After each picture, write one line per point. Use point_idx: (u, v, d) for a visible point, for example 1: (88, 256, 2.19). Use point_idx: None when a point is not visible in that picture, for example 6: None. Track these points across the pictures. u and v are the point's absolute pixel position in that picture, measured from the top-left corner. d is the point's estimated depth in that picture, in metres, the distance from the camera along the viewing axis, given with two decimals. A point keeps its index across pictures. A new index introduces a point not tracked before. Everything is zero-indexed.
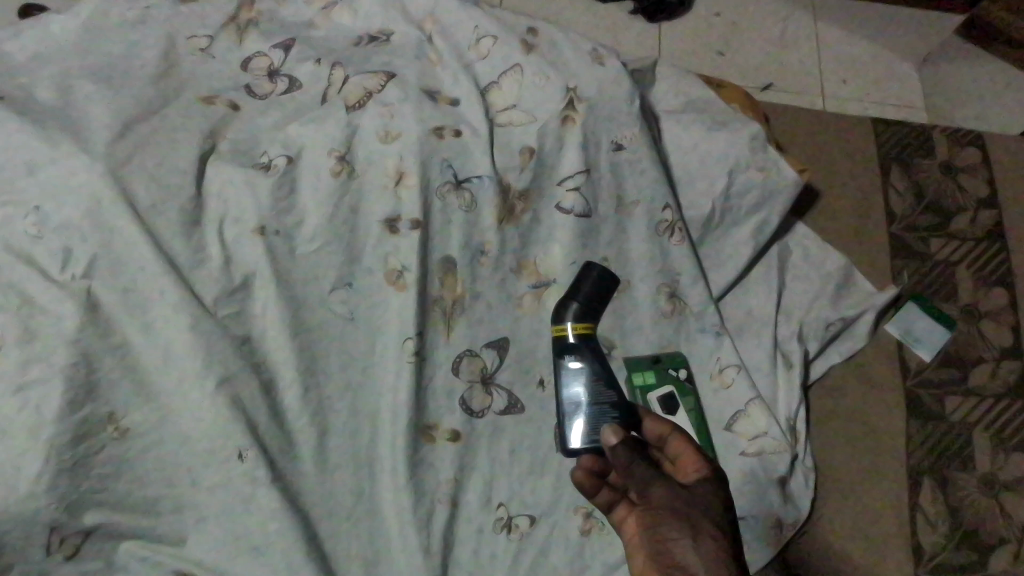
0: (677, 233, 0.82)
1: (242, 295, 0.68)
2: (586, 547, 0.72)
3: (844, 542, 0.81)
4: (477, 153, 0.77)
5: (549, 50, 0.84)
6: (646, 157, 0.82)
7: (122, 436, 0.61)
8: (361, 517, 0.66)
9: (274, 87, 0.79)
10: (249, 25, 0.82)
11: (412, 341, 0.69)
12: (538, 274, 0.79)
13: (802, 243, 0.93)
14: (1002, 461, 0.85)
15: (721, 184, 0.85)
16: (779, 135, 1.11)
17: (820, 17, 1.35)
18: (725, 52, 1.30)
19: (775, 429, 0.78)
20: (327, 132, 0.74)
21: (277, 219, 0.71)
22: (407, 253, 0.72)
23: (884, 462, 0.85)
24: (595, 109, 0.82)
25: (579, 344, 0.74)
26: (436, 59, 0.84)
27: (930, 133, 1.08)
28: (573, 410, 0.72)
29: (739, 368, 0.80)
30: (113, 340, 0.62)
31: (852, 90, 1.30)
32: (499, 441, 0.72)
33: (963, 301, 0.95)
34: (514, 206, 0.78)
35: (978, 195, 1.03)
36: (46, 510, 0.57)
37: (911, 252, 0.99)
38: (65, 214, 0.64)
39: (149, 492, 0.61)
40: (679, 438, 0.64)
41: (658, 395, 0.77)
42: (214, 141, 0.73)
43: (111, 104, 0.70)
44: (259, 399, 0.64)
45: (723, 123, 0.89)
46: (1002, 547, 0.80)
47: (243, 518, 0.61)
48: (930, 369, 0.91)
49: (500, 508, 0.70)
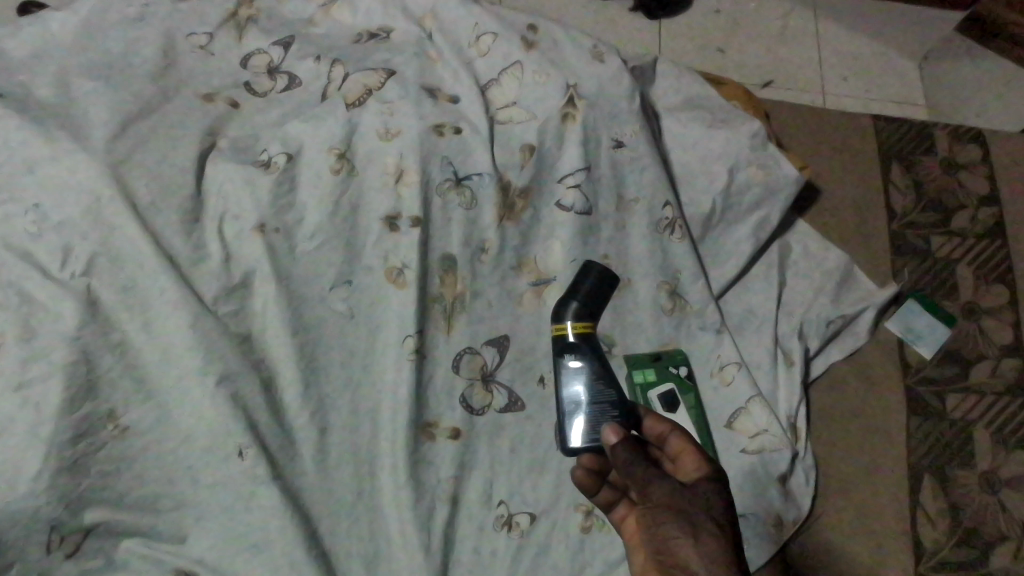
0: (678, 230, 0.82)
1: (242, 293, 0.68)
2: (587, 545, 0.72)
3: (845, 540, 0.80)
4: (477, 150, 0.77)
5: (549, 48, 0.84)
6: (647, 155, 0.82)
7: (123, 434, 0.61)
8: (361, 515, 0.66)
9: (274, 84, 0.79)
10: (249, 23, 0.82)
11: (412, 339, 0.70)
12: (538, 271, 0.78)
13: (802, 241, 0.93)
14: (1002, 459, 0.85)
15: (722, 181, 0.85)
16: (780, 133, 1.10)
17: (821, 13, 1.35)
18: (725, 49, 1.29)
19: (775, 426, 0.78)
20: (327, 129, 0.74)
21: (277, 217, 0.70)
22: (407, 250, 0.72)
23: (885, 460, 0.85)
24: (595, 107, 0.82)
25: (579, 343, 0.74)
26: (436, 56, 0.83)
27: (931, 129, 1.08)
28: (573, 409, 0.72)
29: (739, 365, 0.80)
30: (113, 338, 0.62)
31: (853, 87, 1.30)
32: (499, 438, 0.72)
33: (964, 298, 0.95)
34: (514, 203, 0.78)
35: (978, 192, 1.03)
36: (46, 508, 0.57)
37: (911, 250, 0.99)
38: (64, 212, 0.64)
39: (149, 490, 0.61)
40: (679, 437, 0.65)
41: (658, 393, 0.77)
42: (214, 138, 0.73)
43: (110, 102, 0.70)
44: (259, 397, 0.64)
45: (724, 121, 0.89)
46: (1002, 544, 0.80)
47: (243, 515, 0.61)
48: (930, 366, 0.91)
49: (500, 506, 0.70)
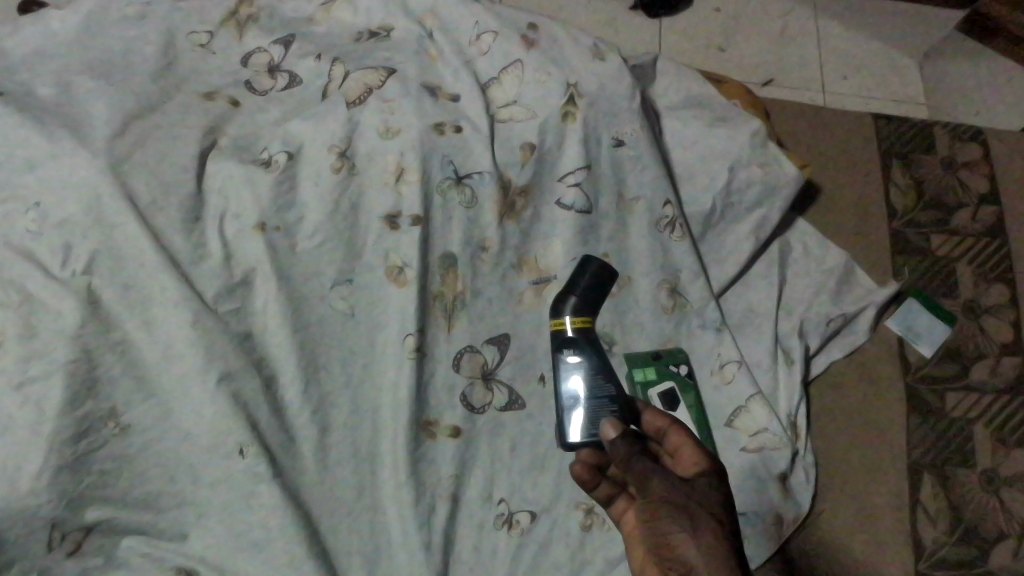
0: (678, 229, 0.82)
1: (242, 291, 0.68)
2: (587, 543, 0.72)
3: (845, 538, 0.81)
4: (477, 149, 0.77)
5: (549, 46, 0.84)
6: (647, 153, 0.82)
7: (123, 433, 0.61)
8: (362, 514, 0.66)
9: (275, 83, 0.79)
10: (249, 21, 0.82)
11: (412, 337, 0.70)
12: (539, 270, 0.79)
13: (802, 240, 0.93)
14: (1002, 458, 0.85)
15: (722, 180, 0.85)
16: (780, 131, 1.10)
17: (820, 11, 1.34)
18: (725, 47, 1.29)
19: (775, 424, 0.78)
20: (328, 128, 0.74)
21: (277, 215, 0.71)
22: (407, 249, 0.72)
23: (885, 458, 0.85)
24: (595, 105, 0.82)
25: (579, 337, 0.74)
26: (437, 54, 0.83)
27: (931, 128, 1.08)
28: (573, 403, 0.72)
29: (739, 364, 0.80)
30: (114, 336, 0.62)
31: (852, 85, 1.30)
32: (499, 437, 0.72)
33: (964, 297, 0.95)
34: (514, 202, 0.78)
35: (979, 190, 1.03)
36: (47, 506, 0.57)
37: (911, 249, 0.99)
38: (65, 210, 0.64)
39: (150, 487, 0.61)
40: (678, 431, 0.64)
41: (659, 391, 0.77)
42: (214, 137, 0.73)
43: (110, 100, 0.70)
44: (260, 395, 0.64)
45: (724, 119, 0.88)
46: (1003, 542, 0.80)
47: (243, 513, 0.61)
48: (930, 365, 0.91)
49: (501, 504, 0.71)
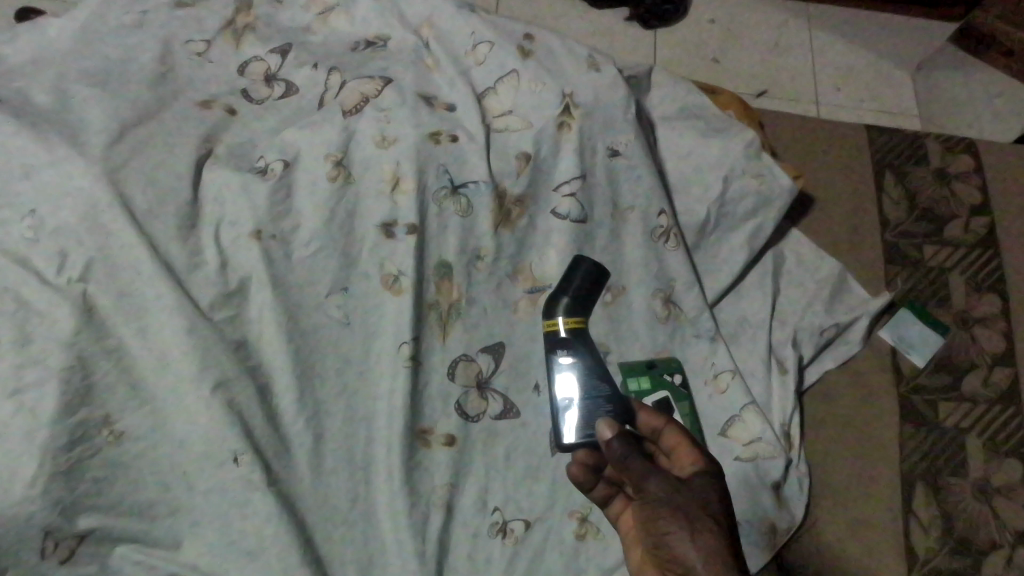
0: (672, 239, 0.82)
1: (239, 298, 0.68)
2: (581, 553, 0.72)
3: (838, 547, 0.81)
4: (473, 158, 0.78)
5: (545, 57, 0.85)
6: (642, 163, 0.83)
7: (117, 441, 0.61)
8: (356, 521, 0.66)
9: (272, 91, 0.79)
10: (246, 30, 0.83)
11: (407, 346, 0.70)
12: (533, 278, 0.79)
13: (795, 249, 0.94)
14: (995, 467, 0.86)
15: (717, 191, 0.86)
16: (774, 141, 1.11)
17: (813, 23, 1.36)
18: (719, 58, 1.30)
19: (769, 433, 0.78)
20: (324, 136, 0.74)
21: (273, 223, 0.71)
22: (403, 257, 0.72)
23: (877, 467, 0.85)
24: (590, 115, 0.82)
25: (571, 338, 0.75)
26: (433, 64, 0.84)
27: (924, 140, 1.09)
28: (566, 405, 0.72)
29: (734, 373, 0.80)
30: (109, 344, 0.62)
31: (847, 96, 1.31)
32: (495, 444, 0.73)
33: (958, 308, 0.96)
34: (509, 211, 0.79)
35: (970, 202, 1.04)
36: (39, 514, 0.57)
37: (906, 259, 1.00)
38: (62, 216, 0.65)
39: (144, 495, 0.61)
40: (675, 432, 0.66)
41: (653, 400, 0.77)
42: (211, 146, 0.73)
43: (108, 108, 0.71)
44: (255, 403, 0.64)
45: (718, 130, 0.89)
46: (995, 551, 0.81)
47: (237, 521, 0.61)
48: (924, 375, 0.91)
49: (495, 512, 0.70)
